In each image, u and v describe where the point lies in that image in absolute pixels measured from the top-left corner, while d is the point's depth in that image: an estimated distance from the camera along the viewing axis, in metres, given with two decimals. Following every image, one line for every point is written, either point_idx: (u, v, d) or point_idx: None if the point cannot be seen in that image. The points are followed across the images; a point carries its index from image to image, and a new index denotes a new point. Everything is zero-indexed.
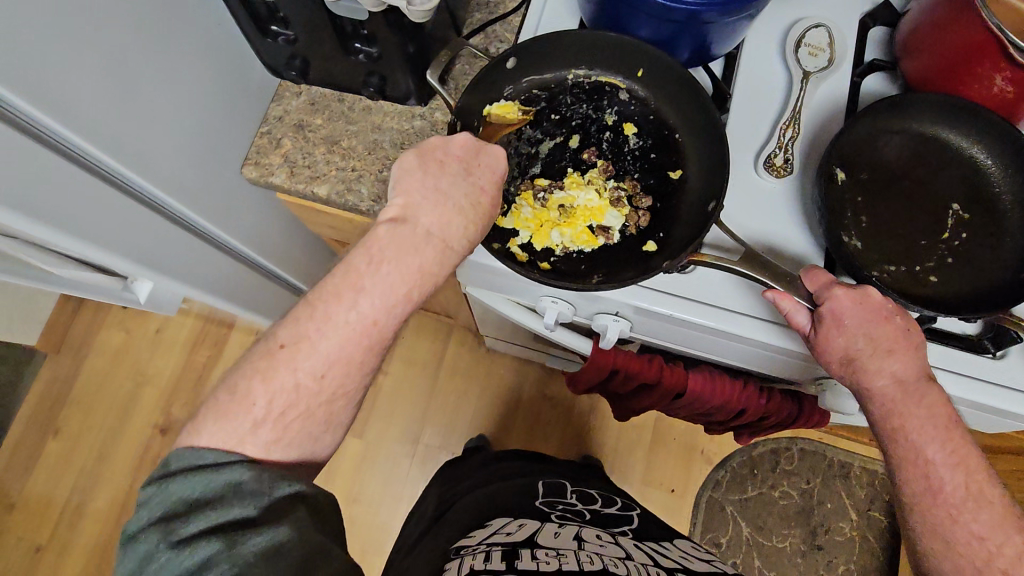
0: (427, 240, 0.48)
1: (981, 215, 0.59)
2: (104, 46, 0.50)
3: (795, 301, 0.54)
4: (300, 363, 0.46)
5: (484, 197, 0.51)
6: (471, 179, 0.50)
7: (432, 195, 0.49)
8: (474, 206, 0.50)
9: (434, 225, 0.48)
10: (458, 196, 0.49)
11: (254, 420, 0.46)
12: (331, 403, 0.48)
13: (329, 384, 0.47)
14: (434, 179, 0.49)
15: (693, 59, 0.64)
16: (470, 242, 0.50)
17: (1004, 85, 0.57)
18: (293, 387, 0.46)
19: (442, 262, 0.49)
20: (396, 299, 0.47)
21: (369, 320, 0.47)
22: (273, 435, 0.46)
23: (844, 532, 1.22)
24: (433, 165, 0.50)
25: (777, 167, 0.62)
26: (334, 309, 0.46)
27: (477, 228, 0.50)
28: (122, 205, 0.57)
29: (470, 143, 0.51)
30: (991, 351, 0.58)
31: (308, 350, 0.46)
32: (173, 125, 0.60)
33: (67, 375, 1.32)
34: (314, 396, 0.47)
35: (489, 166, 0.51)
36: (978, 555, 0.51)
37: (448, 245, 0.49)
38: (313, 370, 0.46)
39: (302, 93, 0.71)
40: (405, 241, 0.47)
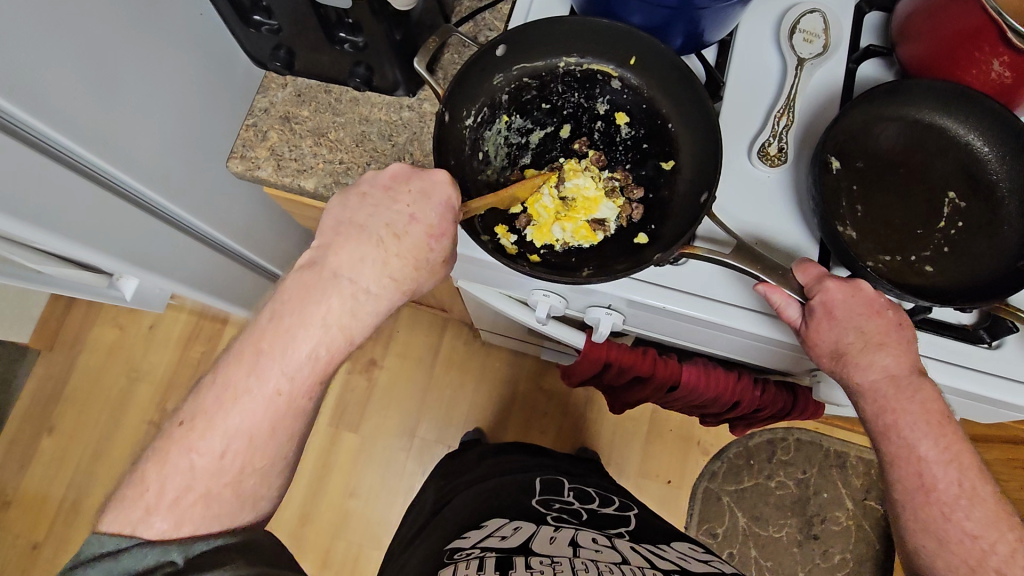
0: (332, 279, 0.48)
1: (978, 204, 0.58)
2: (80, 36, 0.48)
3: (786, 295, 0.54)
4: (194, 444, 0.45)
5: (411, 227, 0.50)
6: (396, 207, 0.50)
7: (349, 228, 0.50)
8: (396, 237, 0.49)
9: (344, 265, 0.49)
10: (377, 226, 0.49)
11: (147, 506, 0.44)
12: (238, 481, 0.46)
13: (233, 460, 0.46)
14: (351, 213, 0.50)
15: (687, 45, 0.62)
16: (391, 279, 0.49)
17: (1002, 70, 0.56)
18: (187, 469, 0.45)
19: (353, 311, 0.48)
20: (299, 365, 0.47)
21: (271, 390, 0.46)
22: (172, 521, 0.44)
23: (840, 521, 1.22)
24: (354, 199, 0.51)
25: (771, 156, 0.61)
26: (235, 381, 0.46)
27: (399, 263, 0.49)
28: (101, 200, 0.56)
29: (402, 171, 0.51)
30: (987, 341, 0.57)
31: (204, 427, 0.46)
32: (154, 119, 0.59)
33: (60, 372, 1.31)
34: (214, 477, 0.45)
35: (423, 191, 0.50)
36: (972, 554, 0.51)
37: (358, 286, 0.48)
38: (210, 451, 0.45)
39: (288, 85, 0.69)
40: (309, 288, 0.48)
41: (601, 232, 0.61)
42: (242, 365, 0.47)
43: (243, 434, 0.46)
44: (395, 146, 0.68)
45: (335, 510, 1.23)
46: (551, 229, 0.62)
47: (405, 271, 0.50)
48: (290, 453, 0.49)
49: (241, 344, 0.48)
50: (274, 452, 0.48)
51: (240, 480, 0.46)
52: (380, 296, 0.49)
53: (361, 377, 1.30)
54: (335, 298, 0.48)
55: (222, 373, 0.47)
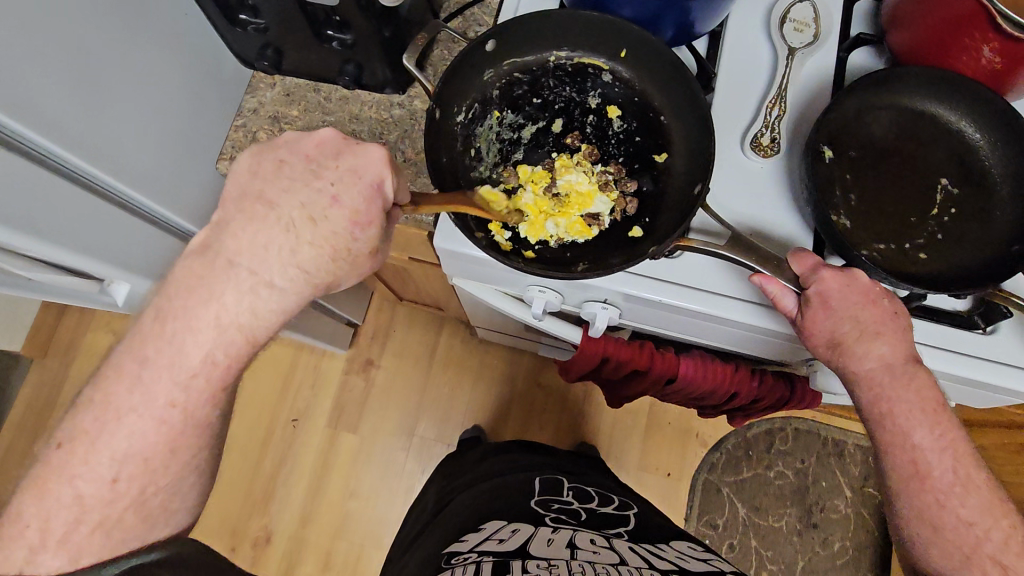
0: (227, 268, 0.47)
1: (971, 190, 0.59)
2: (63, 37, 0.48)
3: (782, 285, 0.54)
4: (75, 471, 0.46)
5: (330, 211, 0.47)
6: (315, 184, 0.48)
7: (259, 204, 0.48)
8: (310, 221, 0.47)
9: (242, 251, 0.47)
10: (292, 205, 0.47)
11: (31, 544, 0.45)
12: (140, 502, 0.48)
13: (128, 483, 0.47)
14: (261, 188, 0.48)
15: (678, 37, 0.62)
16: (300, 268, 0.47)
17: (993, 56, 0.56)
18: (73, 498, 0.46)
19: (253, 311, 0.48)
20: (192, 373, 0.47)
21: (163, 404, 0.47)
22: (66, 554, 0.46)
23: (839, 510, 1.23)
24: (271, 168, 0.49)
25: (763, 147, 0.61)
26: (116, 397, 0.46)
27: (311, 252, 0.47)
28: (91, 204, 0.55)
29: (329, 142, 0.49)
30: (981, 326, 0.57)
31: (85, 453, 0.46)
32: (142, 122, 0.58)
33: (53, 379, 1.30)
34: (109, 503, 0.47)
35: (351, 170, 0.48)
36: (965, 541, 0.51)
37: (261, 279, 0.47)
38: (97, 477, 0.46)
39: (276, 84, 0.70)
40: (201, 281, 0.47)
41: (595, 227, 0.61)
42: (124, 381, 0.47)
43: (135, 458, 0.47)
44: (385, 144, 0.67)
45: (335, 511, 1.23)
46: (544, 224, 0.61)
47: (316, 263, 0.48)
48: (201, 463, 0.50)
49: (122, 352, 0.48)
50: None
51: (144, 500, 0.48)
52: (287, 291, 0.48)
53: (358, 377, 1.30)
54: (230, 292, 0.47)
55: (102, 388, 0.47)
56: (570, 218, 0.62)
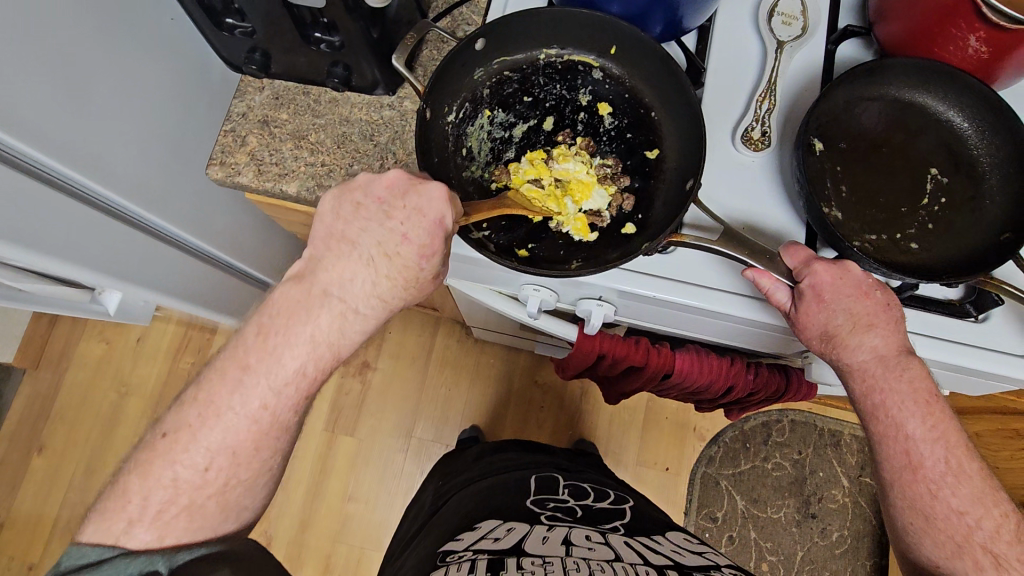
0: (321, 296, 0.48)
1: (961, 179, 0.59)
2: (52, 50, 0.48)
3: (775, 279, 0.54)
4: (179, 456, 0.46)
5: (401, 248, 0.48)
6: (388, 223, 0.48)
7: (339, 242, 0.49)
8: (385, 257, 0.48)
9: (336, 281, 0.49)
10: (371, 243, 0.48)
11: (131, 518, 0.45)
12: (223, 492, 0.47)
13: (217, 473, 0.47)
14: (342, 226, 0.49)
15: (666, 33, 0.62)
16: (380, 298, 0.49)
17: (979, 46, 0.56)
18: (170, 482, 0.46)
19: (341, 329, 0.49)
20: (285, 383, 0.48)
21: (256, 406, 0.47)
22: (155, 532, 0.45)
23: (836, 499, 1.24)
24: (349, 209, 0.50)
25: (754, 141, 0.61)
26: (220, 397, 0.47)
27: (388, 284, 0.49)
28: (79, 214, 0.54)
29: (398, 183, 0.49)
30: (973, 315, 0.58)
31: (188, 440, 0.47)
32: (129, 128, 0.57)
33: (47, 390, 1.29)
34: (198, 488, 0.47)
35: (416, 209, 0.48)
36: (958, 530, 0.52)
37: (347, 306, 0.49)
38: (193, 464, 0.46)
39: (265, 88, 0.68)
40: (300, 303, 0.48)
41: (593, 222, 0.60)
42: (225, 382, 0.47)
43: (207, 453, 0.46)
44: (377, 146, 0.67)
45: (335, 515, 1.23)
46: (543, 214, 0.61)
47: (394, 292, 0.49)
48: (275, 465, 0.50)
49: (226, 358, 0.48)
50: (262, 459, 0.48)
51: (225, 492, 0.47)
52: (369, 316, 0.49)
53: (355, 380, 1.30)
54: (324, 315, 0.48)
55: (206, 388, 0.47)
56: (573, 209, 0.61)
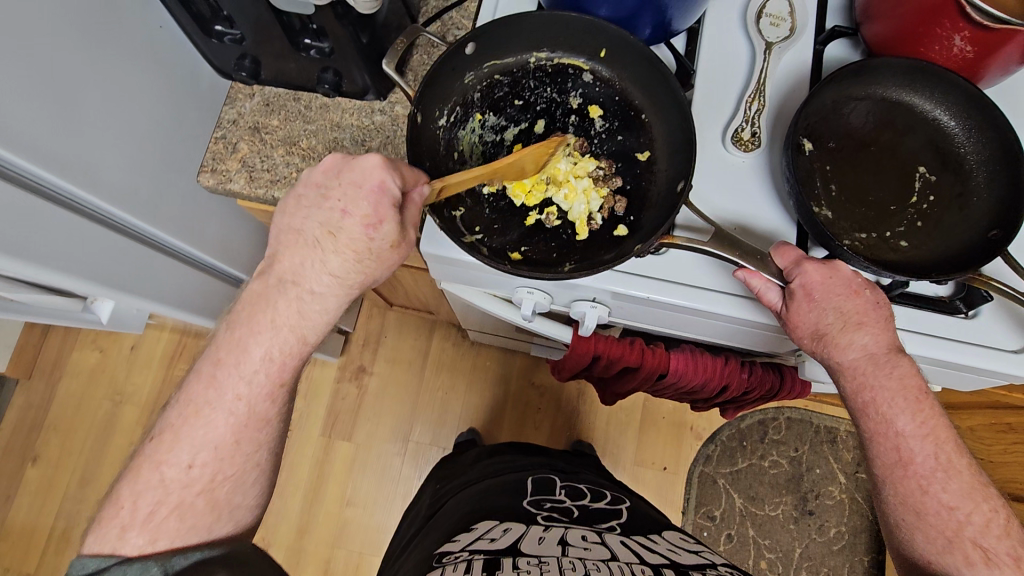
0: (278, 284, 0.50)
1: (948, 177, 0.59)
2: (38, 58, 0.47)
3: (765, 279, 0.54)
4: (163, 458, 0.48)
5: (344, 222, 0.49)
6: (327, 204, 0.49)
7: (289, 234, 0.51)
8: (332, 235, 0.49)
9: (290, 269, 0.50)
10: (314, 226, 0.49)
11: (123, 524, 0.46)
12: (212, 488, 0.49)
13: (202, 470, 0.49)
14: (289, 218, 0.51)
15: (656, 35, 0.62)
16: (333, 275, 0.50)
17: (964, 45, 0.57)
18: (159, 483, 0.48)
19: (301, 312, 0.50)
20: (255, 370, 0.49)
21: (231, 399, 0.49)
22: (146, 535, 0.46)
23: (833, 495, 1.24)
24: (293, 202, 0.51)
25: (744, 141, 0.61)
26: (196, 395, 0.49)
27: (339, 261, 0.49)
28: (73, 225, 0.54)
29: (333, 166, 0.50)
30: (963, 311, 0.58)
31: (171, 440, 0.48)
32: (120, 137, 0.57)
33: (40, 401, 1.28)
34: (186, 487, 0.48)
35: (353, 182, 0.49)
36: (949, 525, 0.52)
37: (302, 288, 0.50)
38: (178, 463, 0.48)
39: (256, 94, 0.68)
40: (259, 296, 0.50)
41: (585, 231, 0.61)
42: (202, 380, 0.49)
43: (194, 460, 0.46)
44: (368, 151, 0.67)
45: (333, 520, 1.22)
46: (539, 213, 0.62)
47: (347, 269, 0.50)
48: (262, 460, 0.52)
49: (218, 357, 0.50)
50: None
51: (213, 488, 0.49)
52: (326, 295, 0.50)
53: (352, 385, 1.29)
54: (300, 304, 0.49)
55: None
56: (574, 209, 0.61)
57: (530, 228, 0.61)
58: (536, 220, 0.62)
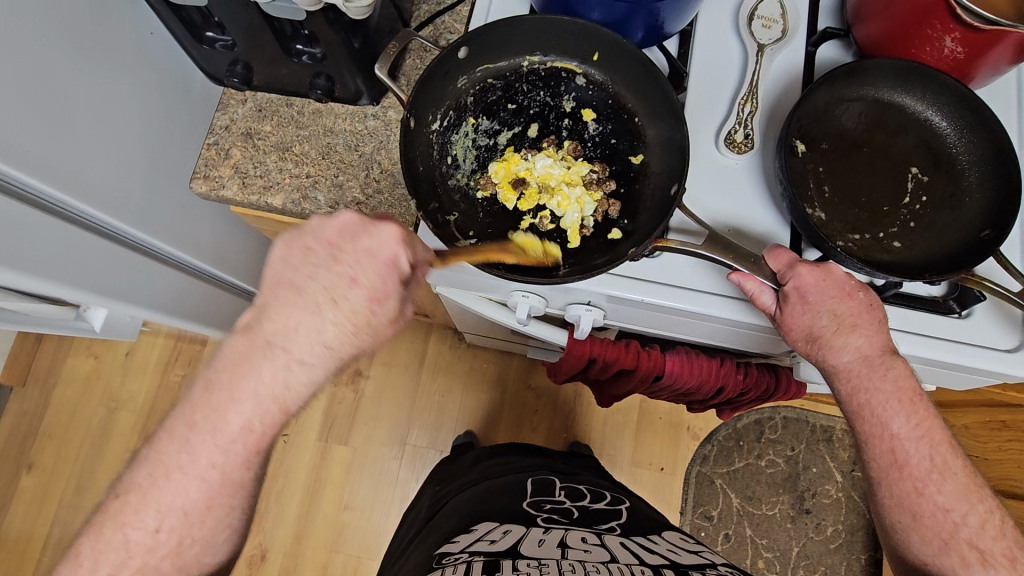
0: (266, 348, 0.47)
1: (941, 178, 0.60)
2: (27, 67, 0.47)
3: (761, 285, 0.55)
4: (128, 519, 0.47)
5: (350, 292, 0.47)
6: (336, 268, 0.48)
7: (288, 289, 0.48)
8: (333, 303, 0.47)
9: (282, 331, 0.47)
10: (318, 289, 0.47)
11: None
12: (178, 552, 0.48)
13: (169, 534, 0.47)
14: (292, 273, 0.48)
15: (648, 38, 0.62)
16: (326, 347, 0.48)
17: (955, 46, 0.57)
18: (122, 544, 0.46)
19: (286, 380, 0.47)
20: (232, 439, 0.47)
21: (204, 465, 0.47)
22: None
23: (830, 494, 1.25)
24: (300, 253, 0.48)
25: (737, 143, 0.62)
26: (167, 456, 0.47)
27: (335, 331, 0.48)
28: (65, 234, 0.54)
29: (349, 225, 0.48)
30: (957, 311, 0.59)
31: (139, 502, 0.47)
32: (111, 145, 0.57)
33: (34, 408, 1.28)
34: (150, 551, 0.47)
35: (367, 251, 0.48)
36: (944, 527, 0.53)
37: (291, 356, 0.47)
38: (143, 526, 0.47)
39: (248, 100, 0.68)
40: (245, 355, 0.47)
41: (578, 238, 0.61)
42: (174, 440, 0.47)
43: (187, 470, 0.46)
44: (361, 156, 0.67)
45: (330, 525, 1.22)
46: (533, 218, 0.61)
47: (341, 340, 0.48)
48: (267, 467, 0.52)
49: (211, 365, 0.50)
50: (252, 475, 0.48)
51: (180, 552, 0.48)
52: (316, 365, 0.48)
53: (348, 389, 1.29)
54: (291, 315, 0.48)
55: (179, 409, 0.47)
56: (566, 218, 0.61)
57: (524, 233, 0.61)
58: (530, 224, 0.61)
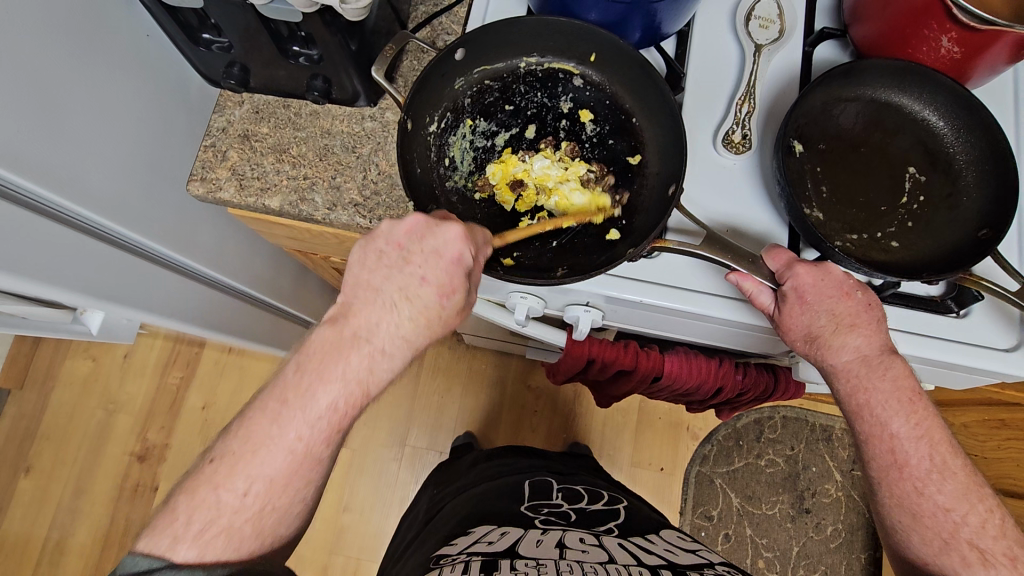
0: (352, 339, 0.49)
1: (938, 177, 0.60)
2: (23, 70, 0.47)
3: (757, 282, 0.54)
4: (221, 481, 0.47)
5: (422, 289, 0.50)
6: (409, 268, 0.50)
7: (365, 291, 0.51)
8: (408, 301, 0.50)
9: (365, 325, 0.50)
10: (393, 289, 0.50)
11: (174, 537, 0.45)
12: (259, 518, 0.47)
13: (255, 499, 0.47)
14: (368, 274, 0.51)
15: (644, 39, 0.62)
16: (404, 340, 0.50)
17: (951, 46, 0.57)
18: (213, 505, 0.46)
19: (370, 367, 0.50)
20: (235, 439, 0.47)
21: (292, 437, 0.48)
22: (196, 552, 0.45)
23: (830, 493, 1.25)
24: (373, 256, 0.51)
25: (735, 143, 0.62)
26: (259, 429, 0.48)
27: (411, 325, 0.50)
28: (62, 237, 0.54)
29: (416, 228, 0.50)
30: (955, 310, 0.59)
31: (230, 467, 0.47)
32: (108, 148, 0.57)
33: (33, 410, 1.27)
34: (236, 513, 0.47)
35: (435, 250, 0.50)
36: (944, 527, 0.53)
37: (374, 346, 0.49)
38: (235, 488, 0.47)
39: (245, 102, 0.68)
40: (332, 346, 0.49)
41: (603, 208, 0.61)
42: (266, 414, 0.48)
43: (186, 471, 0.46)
44: (359, 157, 0.67)
45: (330, 526, 1.22)
46: (531, 219, 0.62)
47: (417, 333, 0.51)
48: None
49: None
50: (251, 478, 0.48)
51: (261, 517, 0.48)
52: (394, 355, 0.50)
53: None
54: None
55: None
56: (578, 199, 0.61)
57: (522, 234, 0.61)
58: (528, 225, 0.62)
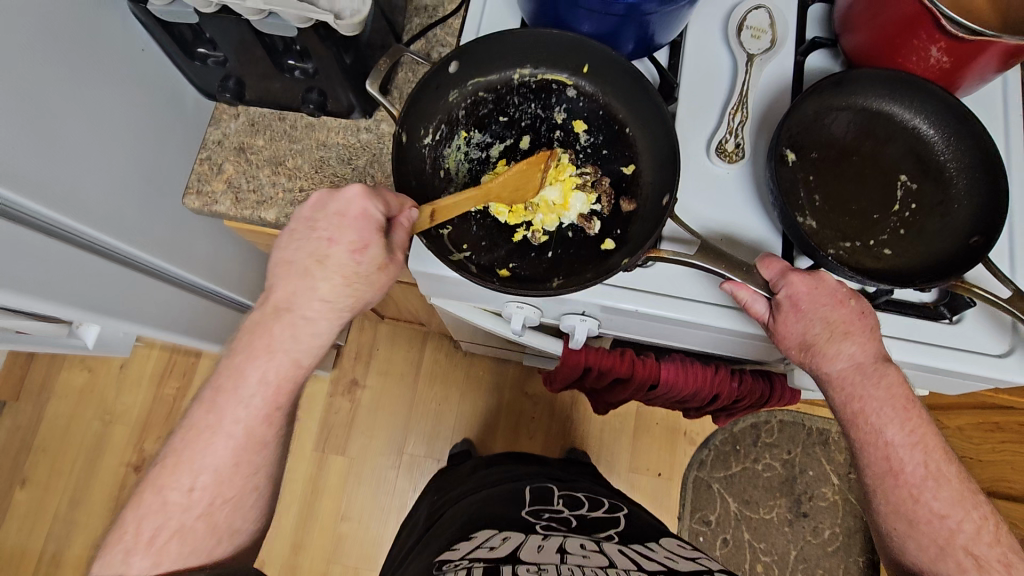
0: (274, 312, 0.53)
1: (929, 185, 0.60)
2: (19, 85, 0.47)
3: (752, 292, 0.55)
4: (165, 481, 0.51)
5: (331, 250, 0.52)
6: (316, 233, 0.52)
7: (284, 266, 0.54)
8: (321, 263, 0.52)
9: (285, 297, 0.53)
10: (304, 256, 0.53)
11: (127, 548, 0.50)
12: (210, 512, 0.52)
13: (203, 493, 0.52)
14: (285, 251, 0.54)
15: (638, 50, 0.63)
16: (326, 302, 0.53)
17: (940, 56, 0.58)
18: (162, 507, 0.51)
19: (294, 336, 0.53)
20: None
21: (229, 424, 0.52)
22: (151, 558, 0.50)
23: (827, 497, 1.25)
24: (288, 234, 0.54)
25: (728, 153, 0.62)
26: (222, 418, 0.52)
27: (331, 287, 0.52)
28: (55, 250, 0.54)
29: (321, 199, 0.53)
30: (948, 316, 0.59)
31: (174, 464, 0.52)
32: (102, 159, 0.57)
33: (28, 423, 1.27)
34: (186, 510, 0.51)
35: (338, 213, 0.52)
36: (940, 534, 0.53)
37: (295, 314, 0.53)
38: (181, 486, 0.51)
39: (240, 115, 0.68)
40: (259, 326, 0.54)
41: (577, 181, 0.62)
42: (204, 406, 0.53)
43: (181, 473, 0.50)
44: (355, 169, 0.67)
45: (328, 535, 1.22)
46: (526, 230, 0.62)
47: (338, 293, 0.53)
48: None
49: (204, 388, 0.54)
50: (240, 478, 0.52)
51: (213, 511, 0.52)
52: (318, 319, 0.53)
53: (344, 399, 1.29)
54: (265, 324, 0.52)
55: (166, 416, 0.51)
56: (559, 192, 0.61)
57: (518, 245, 0.61)
58: (523, 237, 0.61)
